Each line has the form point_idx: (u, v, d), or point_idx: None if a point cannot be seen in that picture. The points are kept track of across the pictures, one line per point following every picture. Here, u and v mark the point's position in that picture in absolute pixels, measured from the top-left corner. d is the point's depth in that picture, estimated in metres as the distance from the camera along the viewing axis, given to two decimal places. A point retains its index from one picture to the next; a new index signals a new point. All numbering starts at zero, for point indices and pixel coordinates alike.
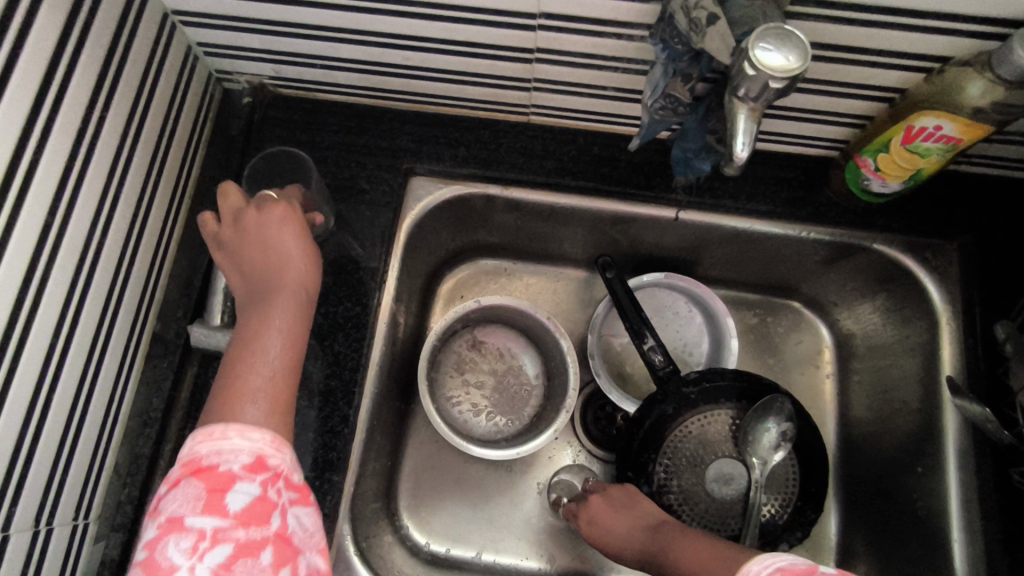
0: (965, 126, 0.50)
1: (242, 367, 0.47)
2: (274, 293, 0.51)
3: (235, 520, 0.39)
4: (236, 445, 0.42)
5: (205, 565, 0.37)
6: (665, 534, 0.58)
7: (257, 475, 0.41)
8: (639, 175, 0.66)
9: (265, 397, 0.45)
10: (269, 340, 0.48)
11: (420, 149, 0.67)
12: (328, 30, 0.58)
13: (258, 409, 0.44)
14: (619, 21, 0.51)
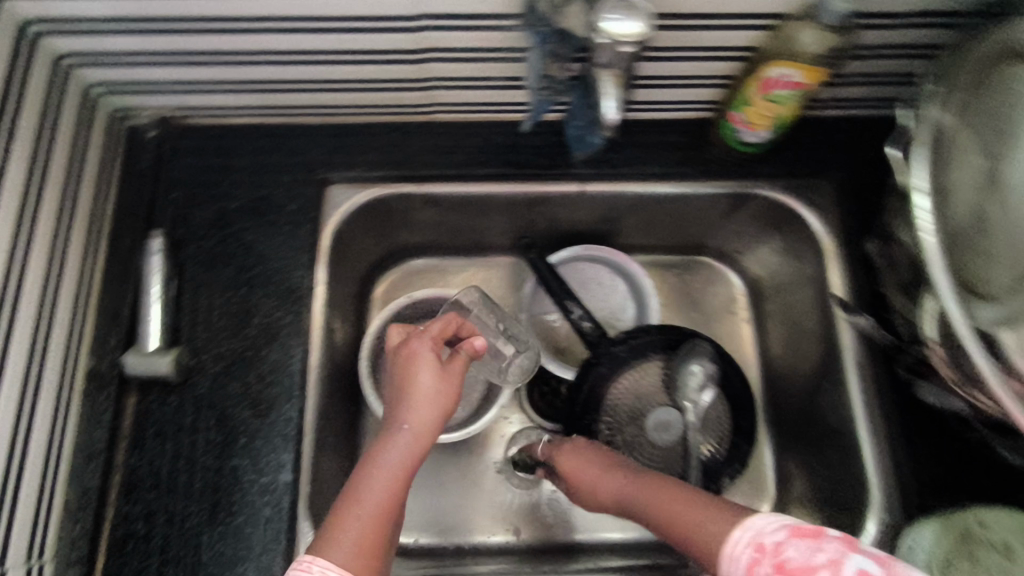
0: (809, 70, 0.57)
1: (370, 483, 0.54)
2: (418, 410, 0.57)
3: None
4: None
5: None
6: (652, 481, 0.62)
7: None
8: (541, 156, 0.71)
9: (357, 544, 0.51)
10: (370, 487, 0.53)
11: (331, 159, 0.70)
12: (223, 54, 0.61)
13: (343, 552, 0.50)
14: (491, 14, 0.55)
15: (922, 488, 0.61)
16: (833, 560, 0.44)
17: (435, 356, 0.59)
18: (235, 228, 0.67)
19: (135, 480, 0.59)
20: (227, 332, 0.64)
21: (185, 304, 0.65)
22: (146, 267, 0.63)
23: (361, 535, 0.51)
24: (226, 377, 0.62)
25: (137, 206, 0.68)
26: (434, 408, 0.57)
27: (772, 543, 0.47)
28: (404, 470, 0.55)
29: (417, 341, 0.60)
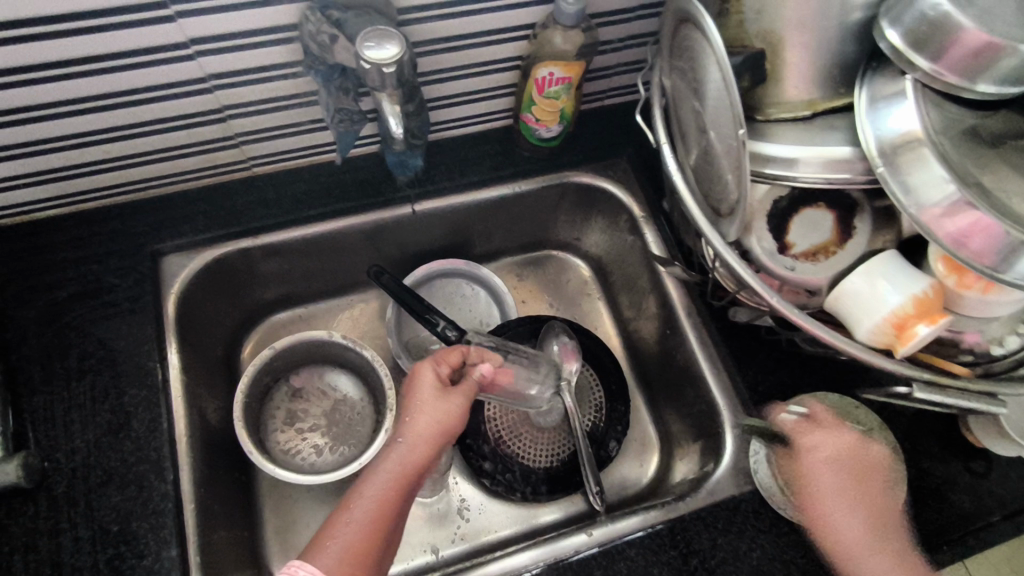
0: (568, 66, 0.65)
1: (373, 486, 0.57)
2: (417, 421, 0.61)
3: None
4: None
5: None
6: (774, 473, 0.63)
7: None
8: (368, 188, 0.76)
9: (343, 547, 0.52)
10: (361, 495, 0.56)
11: (160, 231, 0.71)
12: (15, 146, 0.61)
13: (336, 553, 0.52)
14: (277, 65, 0.60)
15: (755, 396, 0.70)
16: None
17: (437, 380, 0.64)
18: (69, 318, 0.66)
19: None
20: (79, 423, 0.62)
21: (26, 406, 0.62)
22: None
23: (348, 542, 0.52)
24: (85, 469, 0.60)
25: None
26: (431, 424, 0.61)
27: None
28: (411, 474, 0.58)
29: (423, 367, 0.65)
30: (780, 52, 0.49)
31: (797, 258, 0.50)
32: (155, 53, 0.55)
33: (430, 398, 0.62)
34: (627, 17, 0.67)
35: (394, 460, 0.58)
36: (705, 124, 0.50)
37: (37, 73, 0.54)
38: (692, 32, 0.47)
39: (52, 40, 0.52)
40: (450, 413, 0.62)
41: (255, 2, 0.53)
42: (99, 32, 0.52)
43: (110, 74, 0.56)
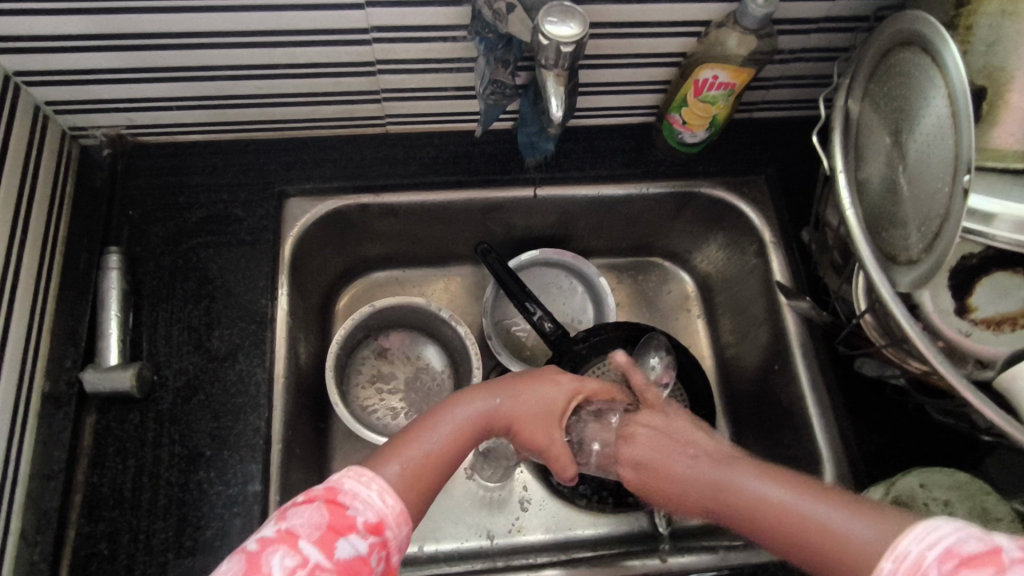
0: (735, 72, 0.61)
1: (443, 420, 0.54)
2: (525, 403, 0.57)
3: (333, 566, 0.42)
4: (370, 500, 0.46)
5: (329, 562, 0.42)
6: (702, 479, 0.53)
7: (375, 536, 0.44)
8: (495, 164, 0.74)
9: (411, 468, 0.50)
10: (439, 431, 0.53)
11: (289, 173, 0.72)
12: (178, 70, 0.62)
13: (393, 471, 0.49)
14: (439, 26, 0.59)
15: (865, 455, 0.65)
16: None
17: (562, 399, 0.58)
18: (193, 242, 0.68)
19: (97, 499, 0.58)
20: (190, 345, 0.64)
21: (146, 319, 0.64)
22: (104, 284, 0.63)
23: (411, 465, 0.50)
24: (189, 391, 0.62)
25: (91, 224, 0.67)
26: (539, 423, 0.57)
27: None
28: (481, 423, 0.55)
29: (546, 369, 0.60)
30: (1006, 92, 0.43)
31: (975, 323, 0.45)
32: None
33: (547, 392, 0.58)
34: (809, 28, 0.62)
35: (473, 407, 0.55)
36: (899, 163, 0.45)
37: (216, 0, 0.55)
38: (921, 58, 0.43)
39: None
40: (545, 425, 0.57)
41: None
42: None
43: (280, 12, 0.56)
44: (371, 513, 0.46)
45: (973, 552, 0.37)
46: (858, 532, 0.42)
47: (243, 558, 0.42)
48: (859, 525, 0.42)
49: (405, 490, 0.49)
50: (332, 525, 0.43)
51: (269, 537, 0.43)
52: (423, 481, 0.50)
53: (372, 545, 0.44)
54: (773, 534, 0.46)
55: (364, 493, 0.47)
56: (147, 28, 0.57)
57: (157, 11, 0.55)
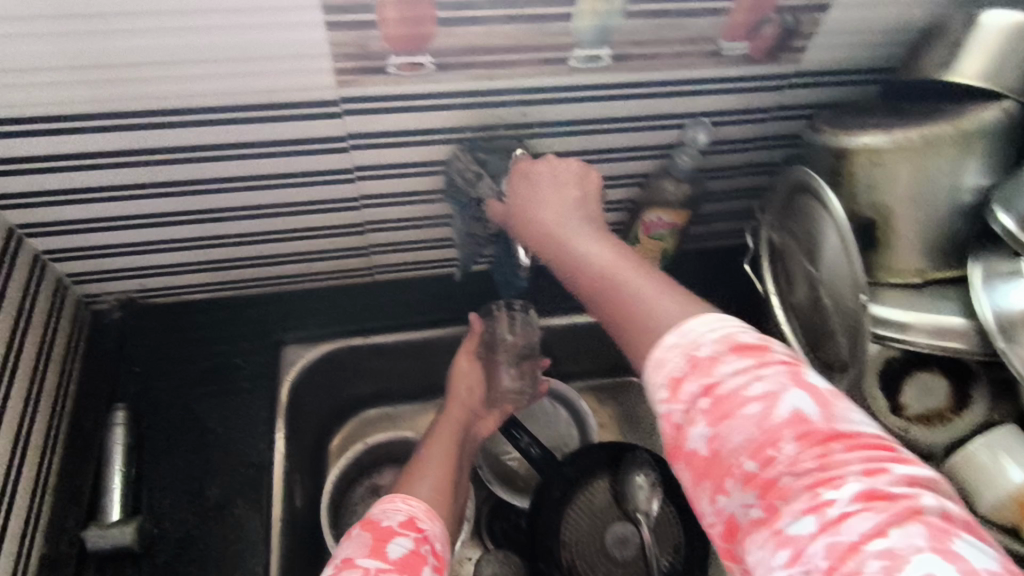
0: (675, 214, 0.71)
1: (427, 458, 0.70)
2: (456, 413, 0.76)
3: (393, 565, 0.53)
4: (399, 508, 0.61)
5: (387, 552, 0.54)
6: None
7: (413, 531, 0.58)
8: (474, 302, 0.82)
9: (432, 486, 0.66)
10: (432, 465, 0.69)
11: (286, 323, 0.78)
12: (187, 242, 0.70)
13: (419, 489, 0.65)
14: (419, 193, 0.68)
15: None
16: (765, 393, 0.40)
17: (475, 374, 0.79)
18: (195, 394, 0.72)
19: None
20: (189, 494, 0.66)
21: (147, 474, 0.67)
22: (110, 440, 0.66)
23: (433, 486, 0.66)
24: (187, 543, 0.64)
25: (100, 384, 0.72)
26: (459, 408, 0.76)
27: (709, 358, 0.43)
28: (451, 450, 0.72)
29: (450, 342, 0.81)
30: (889, 218, 0.53)
31: (911, 420, 0.53)
32: (324, 175, 0.64)
33: (460, 384, 0.78)
34: (734, 173, 0.74)
35: (436, 449, 0.72)
36: (818, 283, 0.53)
37: (226, 185, 0.63)
38: (813, 201, 0.52)
39: (247, 161, 0.61)
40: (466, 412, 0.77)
41: (416, 142, 0.62)
42: (284, 157, 0.61)
43: (284, 190, 0.65)
44: (401, 516, 0.59)
45: (726, 391, 0.41)
46: None
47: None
48: None
49: (436, 496, 0.65)
50: (378, 536, 0.55)
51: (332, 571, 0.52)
52: (448, 488, 0.68)
53: (414, 539, 0.57)
54: None
55: (392, 506, 0.61)
56: (163, 209, 0.65)
57: (174, 197, 0.64)
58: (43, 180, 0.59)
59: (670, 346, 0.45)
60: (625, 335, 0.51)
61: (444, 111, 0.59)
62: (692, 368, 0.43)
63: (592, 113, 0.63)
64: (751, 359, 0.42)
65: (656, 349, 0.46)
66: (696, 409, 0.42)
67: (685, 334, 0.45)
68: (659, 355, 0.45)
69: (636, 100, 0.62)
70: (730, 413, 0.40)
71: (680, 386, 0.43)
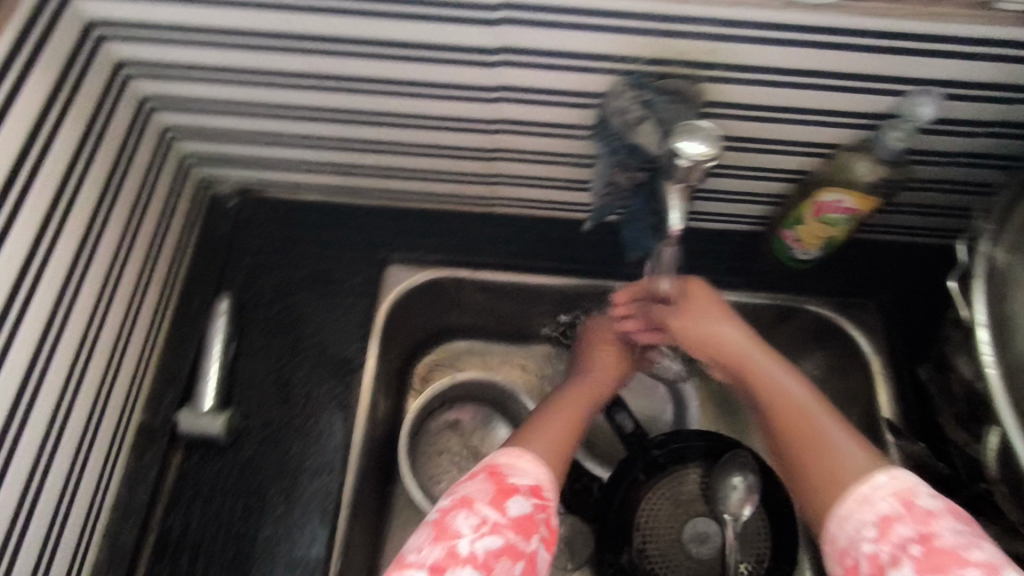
0: (861, 199, 0.59)
1: (547, 422, 0.61)
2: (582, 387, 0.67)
3: (508, 522, 0.50)
4: (525, 469, 0.55)
5: (484, 542, 0.49)
6: (808, 426, 0.55)
7: (536, 498, 0.53)
8: (596, 255, 0.74)
9: (550, 447, 0.58)
10: (551, 427, 0.61)
11: (395, 241, 0.74)
12: (310, 139, 0.66)
13: (542, 446, 0.58)
14: (565, 124, 0.60)
15: None
16: (985, 561, 0.43)
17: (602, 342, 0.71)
18: (297, 297, 0.71)
19: (168, 541, 0.59)
20: (278, 397, 0.66)
21: (241, 369, 0.67)
22: (211, 329, 0.66)
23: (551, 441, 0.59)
24: (271, 443, 0.63)
25: (209, 268, 0.71)
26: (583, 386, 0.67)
27: (925, 509, 0.46)
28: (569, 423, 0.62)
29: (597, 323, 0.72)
30: None
31: None
32: (464, 90, 0.57)
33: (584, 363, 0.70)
34: (946, 160, 0.60)
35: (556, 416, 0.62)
36: None
37: (358, 84, 0.58)
38: None
39: (386, 61, 0.55)
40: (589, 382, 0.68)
41: (575, 66, 0.53)
42: (426, 63, 0.54)
43: (418, 99, 0.59)
44: (528, 479, 0.54)
45: (944, 546, 0.44)
46: (847, 453, 0.52)
47: (431, 526, 0.50)
48: (852, 451, 0.52)
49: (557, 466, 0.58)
50: (502, 488, 0.52)
51: (447, 506, 0.51)
52: (567, 455, 0.60)
53: (537, 504, 0.52)
54: (806, 454, 0.54)
55: (519, 463, 0.56)
56: (291, 101, 0.60)
57: (305, 89, 0.59)
58: (178, 52, 0.56)
59: (881, 486, 0.49)
60: (801, 445, 0.54)
61: (616, 35, 0.50)
62: (908, 514, 0.46)
63: (796, 60, 0.51)
64: (966, 526, 0.45)
65: (864, 485, 0.49)
66: (907, 552, 0.44)
67: (896, 477, 0.49)
68: (870, 493, 0.49)
69: (858, 52, 0.50)
70: (945, 568, 0.43)
71: (889, 528, 0.46)
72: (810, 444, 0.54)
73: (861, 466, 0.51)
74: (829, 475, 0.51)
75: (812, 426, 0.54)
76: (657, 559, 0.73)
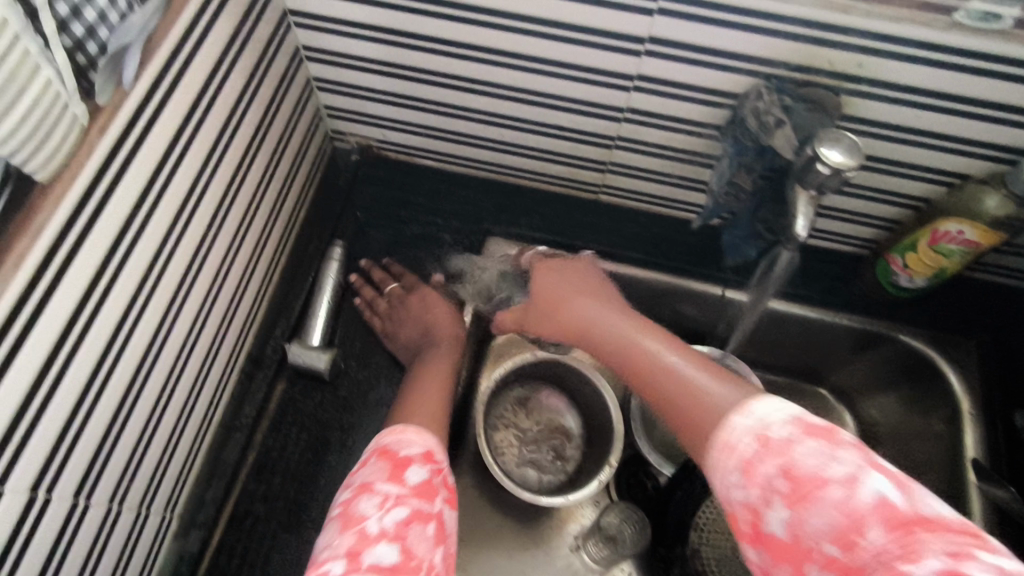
0: (983, 233, 0.58)
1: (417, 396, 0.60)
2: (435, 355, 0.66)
3: (411, 490, 0.47)
4: (411, 440, 0.52)
5: (389, 516, 0.45)
6: (676, 385, 0.51)
7: (428, 463, 0.50)
8: (693, 255, 0.75)
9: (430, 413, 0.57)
10: (420, 389, 0.61)
11: (500, 215, 0.77)
12: (441, 106, 0.69)
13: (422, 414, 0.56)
14: (694, 121, 0.61)
15: None
16: (852, 485, 0.37)
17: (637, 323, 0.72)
18: None
19: (267, 459, 0.65)
20: None
21: None
22: (324, 272, 0.71)
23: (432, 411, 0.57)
24: (370, 386, 0.69)
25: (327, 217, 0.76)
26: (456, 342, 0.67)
27: (798, 444, 0.40)
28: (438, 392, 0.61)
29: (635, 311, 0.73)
30: None
31: None
32: (602, 75, 0.59)
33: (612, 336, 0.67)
34: None
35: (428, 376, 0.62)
36: None
37: (503, 59, 0.60)
38: None
39: (536, 39, 0.57)
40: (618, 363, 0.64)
41: (720, 64, 0.54)
42: (574, 44, 0.57)
43: (556, 80, 0.61)
44: (419, 447, 0.51)
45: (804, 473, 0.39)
46: (722, 395, 0.47)
47: (336, 519, 0.46)
48: (724, 389, 0.47)
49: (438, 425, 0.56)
50: (394, 463, 0.49)
51: (348, 497, 0.47)
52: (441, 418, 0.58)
53: (432, 470, 0.49)
54: (676, 404, 0.50)
55: (405, 436, 0.52)
56: (434, 68, 0.64)
57: (452, 57, 0.62)
58: (343, 9, 0.59)
59: (746, 427, 0.43)
60: (671, 414, 0.50)
61: (769, 38, 0.51)
62: (767, 453, 0.41)
63: (947, 84, 0.51)
64: (830, 442, 0.39)
65: (726, 430, 0.44)
66: (773, 490, 0.39)
67: (762, 420, 0.43)
68: (728, 438, 0.43)
69: (1015, 83, 0.50)
70: (810, 495, 0.38)
71: (753, 470, 0.41)
72: (682, 405, 0.49)
73: (724, 399, 0.46)
74: (695, 417, 0.47)
75: (677, 387, 0.51)
76: (708, 564, 0.72)
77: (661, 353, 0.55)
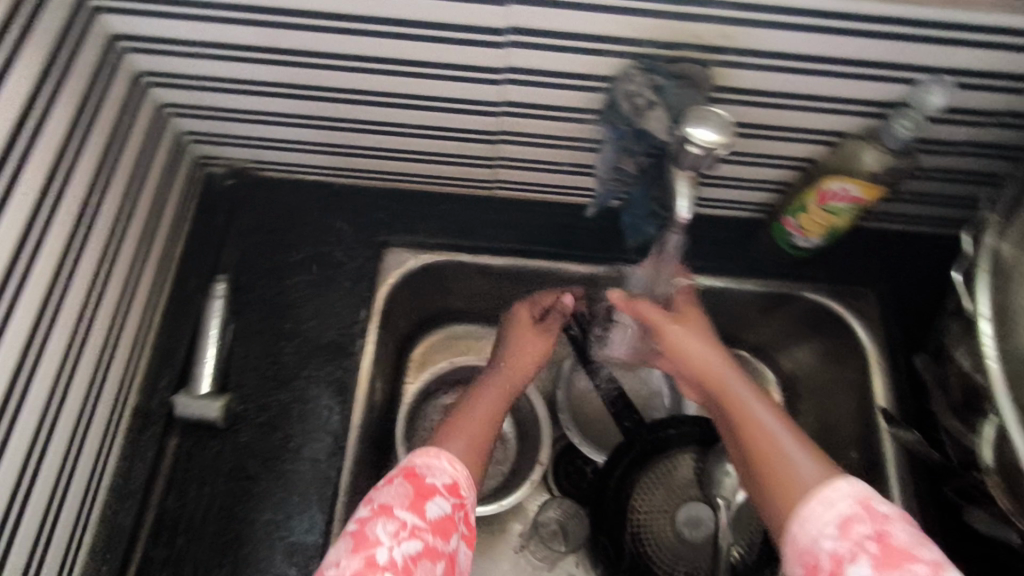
0: (866, 189, 0.58)
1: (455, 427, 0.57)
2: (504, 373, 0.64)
3: (428, 523, 0.46)
4: (443, 468, 0.51)
5: (403, 549, 0.44)
6: (772, 446, 0.49)
7: (452, 497, 0.49)
8: (597, 240, 0.73)
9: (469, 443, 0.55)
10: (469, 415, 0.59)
11: (394, 224, 0.73)
12: (309, 119, 0.64)
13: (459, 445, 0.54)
14: (572, 108, 0.59)
15: None
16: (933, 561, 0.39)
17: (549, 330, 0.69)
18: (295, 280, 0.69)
19: (163, 523, 0.59)
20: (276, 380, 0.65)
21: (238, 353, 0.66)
22: (208, 310, 0.66)
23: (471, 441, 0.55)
24: (271, 429, 0.63)
25: (205, 248, 0.70)
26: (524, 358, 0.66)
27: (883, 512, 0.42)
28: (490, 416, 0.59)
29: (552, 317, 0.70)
30: None
31: None
32: (470, 71, 0.56)
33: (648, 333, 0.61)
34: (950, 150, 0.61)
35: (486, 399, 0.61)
36: None
37: (363, 64, 0.56)
38: None
39: (391, 40, 0.53)
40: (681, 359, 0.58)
41: (586, 48, 0.52)
42: (433, 42, 0.53)
43: (423, 80, 0.57)
44: (446, 477, 0.50)
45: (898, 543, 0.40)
46: (797, 457, 0.48)
47: (349, 538, 0.45)
48: (805, 461, 0.47)
49: (477, 459, 0.54)
50: (418, 491, 0.48)
51: (365, 516, 0.46)
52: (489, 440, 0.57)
53: (453, 504, 0.49)
54: (771, 480, 0.48)
55: (435, 462, 0.51)
56: (292, 80, 0.59)
57: (308, 67, 0.57)
58: (175, 27, 0.54)
59: (838, 488, 0.44)
60: (763, 464, 0.49)
61: (628, 18, 0.49)
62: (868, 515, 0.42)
63: (810, 47, 0.50)
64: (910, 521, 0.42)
65: (820, 489, 0.45)
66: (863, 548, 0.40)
67: (845, 487, 0.44)
68: (824, 498, 0.44)
69: (873, 40, 0.49)
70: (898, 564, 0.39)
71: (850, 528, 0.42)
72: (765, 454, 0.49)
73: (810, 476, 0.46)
74: (779, 481, 0.47)
75: (781, 461, 0.48)
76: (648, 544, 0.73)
77: (734, 376, 0.54)
